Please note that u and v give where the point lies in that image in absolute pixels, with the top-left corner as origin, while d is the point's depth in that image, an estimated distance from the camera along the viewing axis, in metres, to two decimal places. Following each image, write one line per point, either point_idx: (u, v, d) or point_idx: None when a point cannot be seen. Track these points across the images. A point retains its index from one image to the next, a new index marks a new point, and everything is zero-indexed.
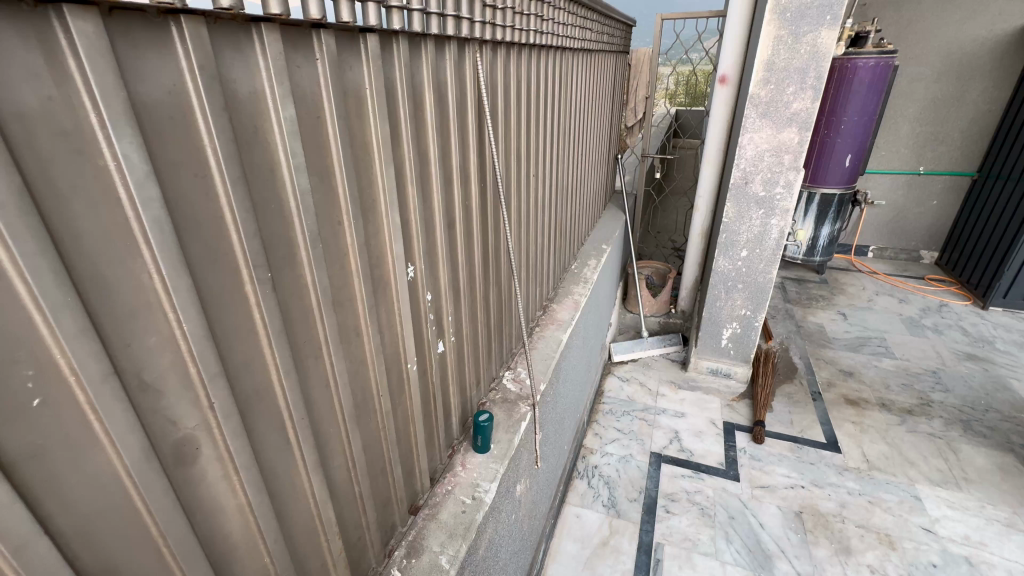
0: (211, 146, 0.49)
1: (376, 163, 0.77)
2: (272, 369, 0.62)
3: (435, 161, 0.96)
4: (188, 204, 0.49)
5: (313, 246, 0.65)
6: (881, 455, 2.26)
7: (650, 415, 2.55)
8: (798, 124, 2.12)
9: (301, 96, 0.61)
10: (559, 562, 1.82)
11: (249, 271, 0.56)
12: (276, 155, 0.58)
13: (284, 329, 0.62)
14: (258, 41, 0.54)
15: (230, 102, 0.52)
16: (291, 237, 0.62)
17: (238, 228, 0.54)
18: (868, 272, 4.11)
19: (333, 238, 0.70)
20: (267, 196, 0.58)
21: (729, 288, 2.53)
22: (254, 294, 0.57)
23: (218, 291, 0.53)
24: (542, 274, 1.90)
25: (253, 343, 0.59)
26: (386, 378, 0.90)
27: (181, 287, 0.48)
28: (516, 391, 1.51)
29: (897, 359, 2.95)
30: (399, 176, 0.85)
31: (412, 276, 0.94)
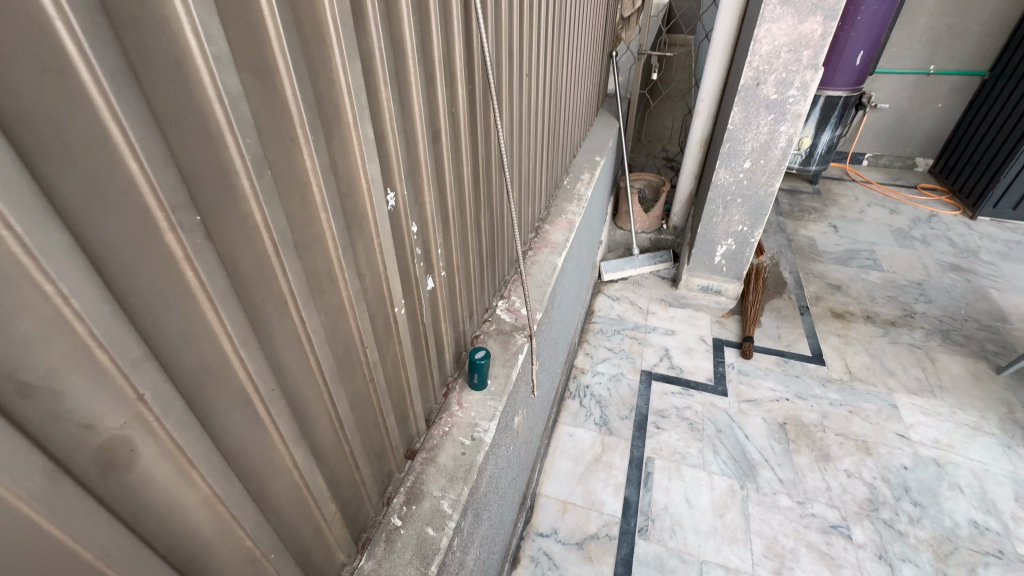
0: (62, 22, 0.31)
1: (337, 56, 0.57)
2: (224, 338, 0.48)
3: (414, 57, 0.75)
4: (41, 122, 0.32)
5: (257, 173, 0.48)
6: (862, 367, 2.32)
7: (641, 334, 2.54)
8: (823, 12, 1.86)
9: None
10: (554, 478, 1.87)
11: (166, 213, 0.40)
12: (186, 41, 0.39)
13: (229, 289, 0.48)
14: None
15: None
16: (224, 163, 0.45)
17: (138, 156, 0.37)
18: (862, 181, 4.00)
19: (286, 162, 0.53)
20: (177, 106, 0.40)
21: (728, 202, 2.39)
22: (181, 245, 0.42)
23: (123, 245, 0.38)
24: (534, 191, 1.72)
25: (191, 310, 0.44)
26: (370, 326, 0.77)
27: (52, 247, 0.33)
28: (511, 322, 1.41)
29: (884, 272, 2.94)
30: (369, 78, 0.66)
31: (394, 204, 0.77)
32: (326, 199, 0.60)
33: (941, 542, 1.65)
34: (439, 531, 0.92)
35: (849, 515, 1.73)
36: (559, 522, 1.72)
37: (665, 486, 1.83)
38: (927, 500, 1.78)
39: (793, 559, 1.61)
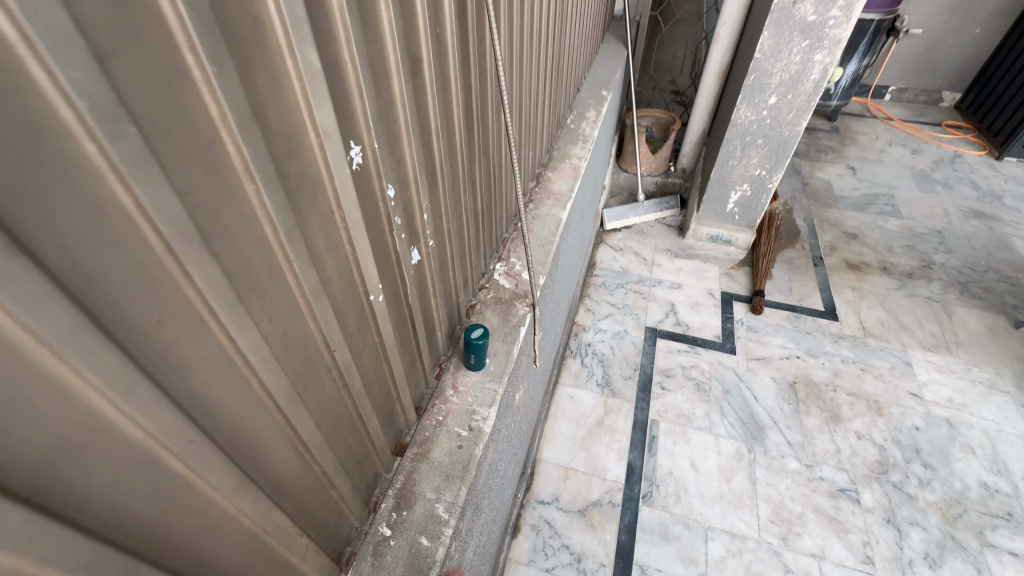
0: None
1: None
2: (92, 393, 0.32)
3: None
4: None
5: (111, 137, 0.30)
6: (876, 322, 2.21)
7: (645, 288, 2.39)
8: None
9: None
10: (554, 443, 1.79)
11: None
12: None
13: (86, 321, 0.31)
14: None
15: None
16: (38, 121, 0.26)
17: None
18: (883, 117, 3.71)
19: (174, 115, 0.34)
20: None
21: (747, 143, 2.16)
22: None
23: None
24: (535, 133, 1.49)
25: (17, 368, 0.28)
26: (338, 323, 0.60)
27: None
28: (511, 289, 1.24)
29: (903, 219, 2.77)
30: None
31: (360, 162, 0.58)
32: (252, 166, 0.41)
33: (949, 505, 1.62)
34: (435, 541, 0.80)
35: (858, 479, 1.68)
36: (560, 488, 1.66)
37: (670, 451, 1.76)
38: (938, 462, 1.73)
39: (800, 524, 1.57)
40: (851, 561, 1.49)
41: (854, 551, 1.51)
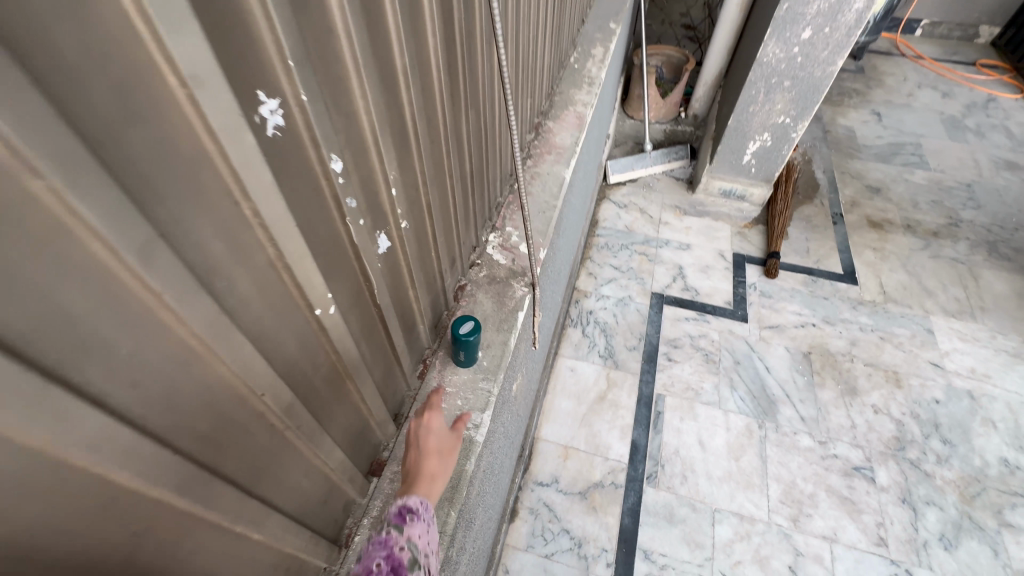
0: None
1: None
2: None
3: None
4: None
5: None
6: (898, 286, 2.06)
7: (651, 249, 2.21)
8: None
9: None
10: (554, 421, 1.67)
11: None
12: None
13: None
14: None
15: None
16: None
17: None
18: (913, 55, 3.38)
19: None
20: None
21: (772, 85, 1.91)
22: None
23: None
24: (534, 73, 1.25)
25: None
26: (265, 358, 0.43)
27: None
28: (507, 266, 1.06)
29: (930, 171, 2.56)
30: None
31: (281, 128, 0.39)
32: (27, 151, 0.23)
33: (967, 483, 1.54)
34: None
35: (873, 456, 1.60)
36: (560, 469, 1.57)
37: (677, 428, 1.66)
38: (957, 437, 1.64)
39: (811, 505, 1.50)
40: (864, 543, 1.43)
41: (867, 533, 1.45)
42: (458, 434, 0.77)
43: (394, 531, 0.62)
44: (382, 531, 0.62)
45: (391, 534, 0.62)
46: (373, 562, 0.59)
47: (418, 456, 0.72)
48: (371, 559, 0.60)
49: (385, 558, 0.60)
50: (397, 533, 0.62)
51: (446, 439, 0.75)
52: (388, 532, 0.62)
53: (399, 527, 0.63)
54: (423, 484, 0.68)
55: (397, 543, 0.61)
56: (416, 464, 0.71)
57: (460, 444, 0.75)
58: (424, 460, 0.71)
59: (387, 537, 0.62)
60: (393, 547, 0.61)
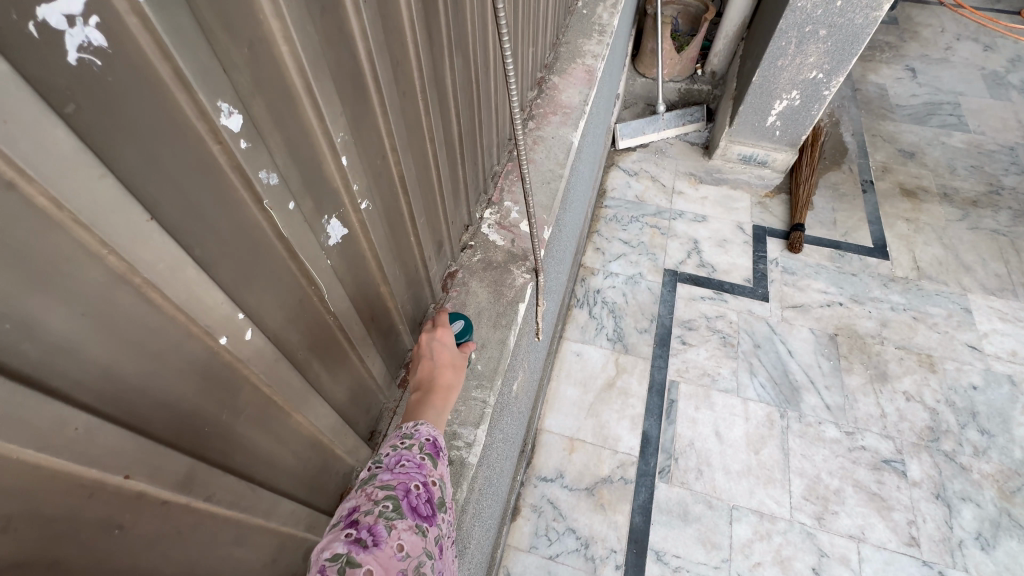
0: None
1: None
2: None
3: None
4: None
5: None
6: (932, 261, 1.90)
7: (664, 221, 2.04)
8: None
9: None
10: (558, 409, 1.55)
11: None
12: None
13: None
14: None
15: None
16: None
17: None
18: (952, 4, 3.08)
19: None
20: None
21: (805, 35, 1.69)
22: None
23: None
24: (536, 16, 1.05)
25: None
26: (118, 417, 0.29)
27: None
28: (505, 248, 0.90)
29: (970, 133, 2.34)
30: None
31: (102, 54, 0.23)
32: None
33: (1007, 477, 1.42)
34: None
35: (904, 448, 1.47)
36: (565, 464, 1.45)
37: (692, 417, 1.53)
38: (996, 427, 1.51)
39: (838, 502, 1.39)
40: (894, 543, 1.33)
41: (898, 532, 1.34)
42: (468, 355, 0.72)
43: (429, 461, 0.55)
44: (416, 453, 0.54)
45: (425, 463, 0.54)
46: (411, 482, 0.51)
47: (435, 366, 0.65)
48: (408, 477, 0.51)
49: (423, 485, 0.52)
50: (431, 465, 0.55)
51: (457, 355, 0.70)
52: (423, 459, 0.54)
53: (433, 459, 0.55)
54: (443, 395, 0.62)
55: (432, 474, 0.54)
56: (434, 373, 0.64)
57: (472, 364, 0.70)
58: (441, 370, 0.65)
59: (422, 463, 0.54)
60: (429, 479, 0.53)
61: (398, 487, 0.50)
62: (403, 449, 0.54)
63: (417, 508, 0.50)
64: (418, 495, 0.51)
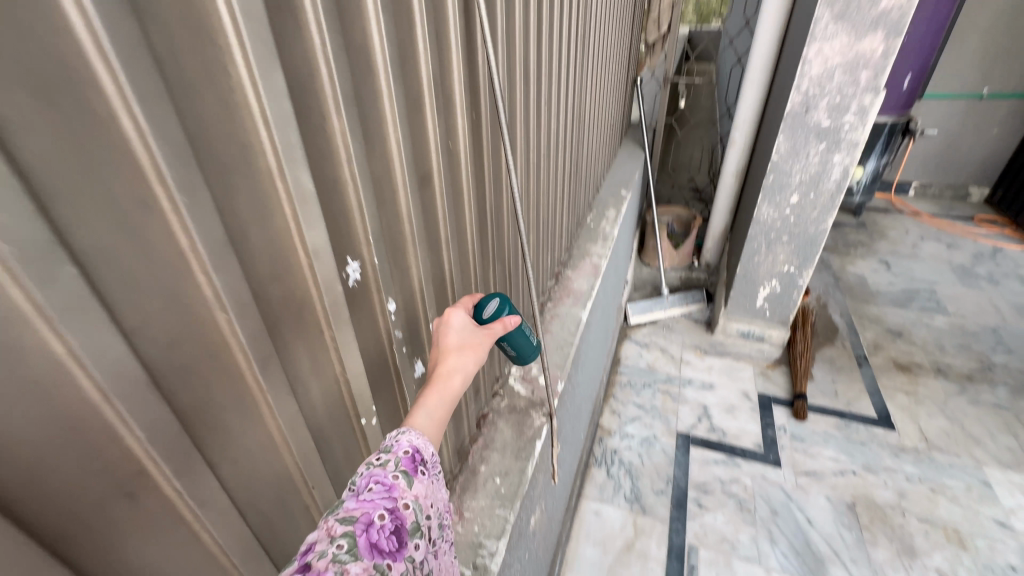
0: None
1: (221, 7, 0.32)
2: None
3: (384, 37, 0.50)
4: None
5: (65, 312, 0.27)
6: (940, 432, 1.98)
7: (675, 388, 2.25)
8: (886, 28, 1.62)
9: None
10: (578, 571, 1.57)
11: None
12: None
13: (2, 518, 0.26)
14: None
15: None
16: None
17: None
18: (910, 212, 3.67)
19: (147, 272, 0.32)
20: None
21: (772, 239, 2.12)
22: None
23: None
24: (553, 234, 1.50)
25: None
26: (317, 457, 0.53)
27: None
28: (527, 396, 1.16)
29: (950, 316, 2.61)
30: (298, 82, 0.41)
31: (358, 279, 0.54)
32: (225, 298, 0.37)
33: None
34: None
35: None
36: None
37: None
38: None
39: None
40: None
41: None
42: (488, 335, 0.69)
43: (402, 481, 0.48)
44: (389, 471, 0.48)
45: (397, 483, 0.48)
46: (375, 513, 0.44)
47: (437, 354, 0.64)
48: (373, 507, 0.45)
49: (390, 513, 0.46)
50: (405, 485, 0.49)
51: (470, 336, 0.67)
52: (396, 478, 0.48)
53: (409, 477, 0.49)
54: (438, 381, 0.61)
55: (403, 496, 0.47)
56: (434, 362, 0.63)
57: (486, 343, 0.67)
58: (444, 357, 0.64)
59: (394, 484, 0.48)
60: (399, 503, 0.47)
61: (359, 518, 0.43)
62: (374, 468, 0.48)
63: (378, 545, 0.43)
64: (381, 529, 0.44)
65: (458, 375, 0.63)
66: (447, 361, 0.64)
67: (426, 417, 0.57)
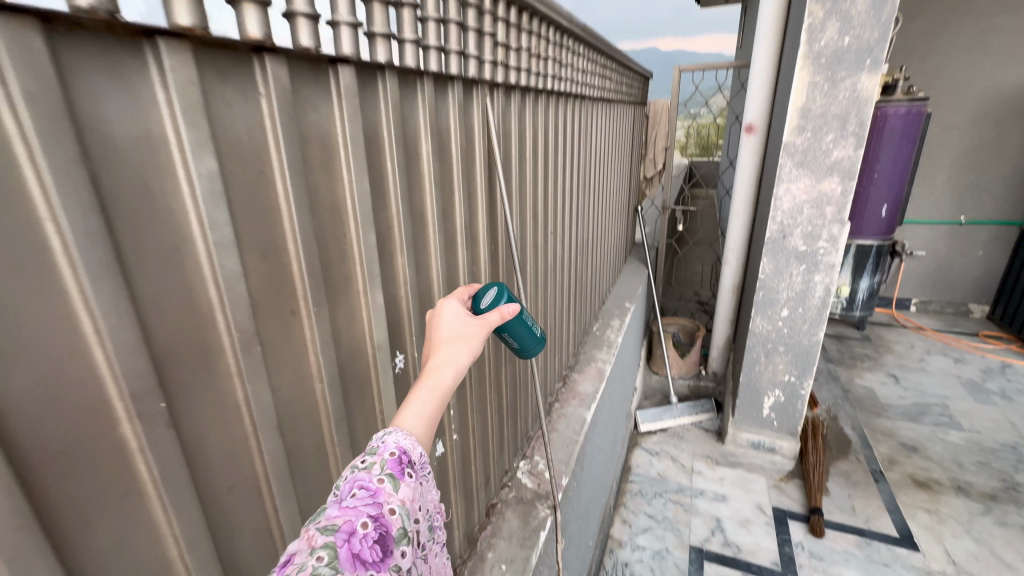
0: (74, 281, 0.32)
1: (349, 198, 0.57)
2: (175, 560, 0.42)
3: (433, 201, 0.75)
4: (31, 388, 0.32)
5: (250, 369, 0.46)
6: (968, 556, 1.90)
7: (686, 498, 2.23)
8: (840, 173, 1.93)
9: (235, 168, 0.43)
10: None
11: (138, 433, 0.37)
12: (198, 268, 0.41)
13: (197, 496, 0.43)
14: (170, 125, 0.37)
15: (109, 201, 0.34)
16: (220, 362, 0.44)
17: (122, 393, 0.36)
18: (914, 327, 3.78)
19: (286, 346, 0.51)
20: (179, 327, 0.40)
21: (770, 350, 2.26)
22: (146, 463, 0.38)
23: (83, 467, 0.35)
24: (560, 341, 1.68)
25: (146, 538, 0.40)
26: None
27: (8, 504, 0.30)
28: (533, 488, 1.26)
29: (965, 432, 2.59)
30: (381, 232, 0.64)
31: (403, 365, 0.73)
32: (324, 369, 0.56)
33: None
34: None
35: None
36: None
37: None
38: None
39: None
40: None
41: None
42: (483, 325, 0.66)
43: (387, 485, 0.47)
44: (374, 476, 0.47)
45: (382, 488, 0.47)
46: (357, 521, 0.43)
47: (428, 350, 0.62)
48: (355, 515, 0.44)
49: (374, 521, 0.44)
50: (391, 489, 0.47)
51: (463, 328, 0.64)
52: (381, 483, 0.47)
53: (395, 480, 0.48)
54: (427, 374, 0.58)
55: (388, 502, 0.46)
56: (424, 357, 0.61)
57: (479, 333, 0.64)
58: (434, 351, 0.61)
59: (379, 489, 0.46)
60: (384, 509, 0.46)
61: (341, 527, 0.42)
62: (359, 471, 0.47)
63: (360, 555, 0.42)
64: (364, 538, 0.43)
65: (448, 368, 0.59)
66: (438, 355, 0.61)
67: (414, 416, 0.54)
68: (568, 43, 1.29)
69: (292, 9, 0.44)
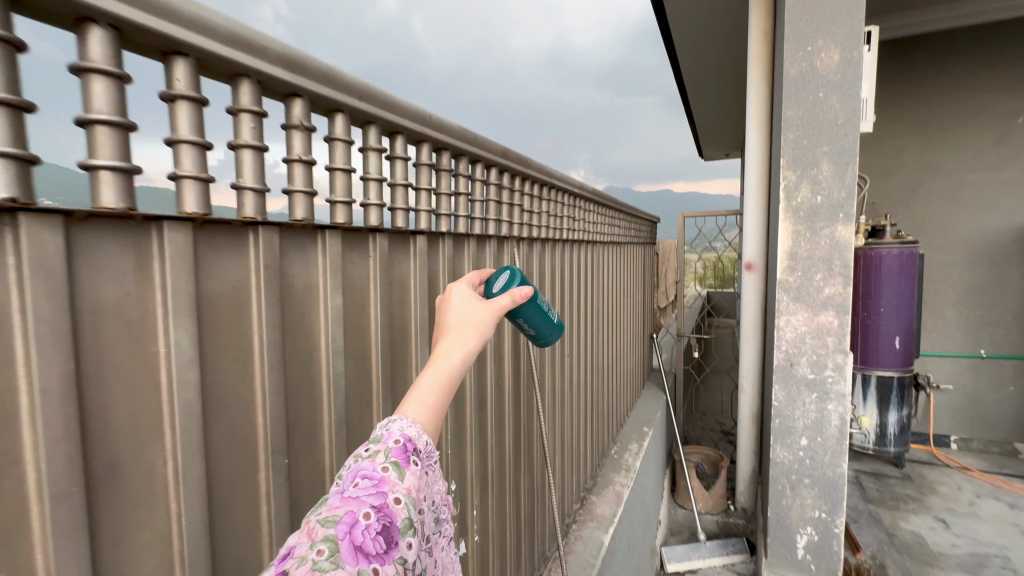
0: (257, 368, 0.53)
1: (413, 320, 0.79)
2: None
3: None
4: (222, 434, 0.50)
5: (338, 442, 0.63)
6: None
7: None
8: (834, 307, 2.10)
9: (348, 300, 0.66)
10: None
11: (267, 477, 0.54)
12: (319, 365, 0.61)
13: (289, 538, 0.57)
14: (320, 276, 0.61)
15: (284, 320, 0.56)
16: (319, 434, 0.62)
17: (266, 446, 0.54)
18: (958, 466, 3.57)
19: (361, 429, 0.68)
20: (302, 405, 0.59)
21: (795, 481, 2.22)
22: (268, 501, 0.54)
23: (234, 497, 0.51)
24: (578, 460, 1.76)
25: (253, 565, 0.53)
26: None
27: (197, 512, 0.46)
28: None
29: None
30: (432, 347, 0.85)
31: None
32: None
33: None
34: None
35: None
36: None
37: None
38: None
39: None
40: None
41: None
42: (493, 309, 0.67)
43: (391, 473, 0.51)
44: (378, 465, 0.51)
45: (387, 476, 0.51)
46: (359, 513, 0.47)
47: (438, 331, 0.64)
48: (357, 506, 0.47)
49: (376, 512, 0.48)
50: (395, 478, 0.51)
51: (473, 310, 0.66)
52: (385, 471, 0.51)
53: (399, 469, 0.51)
54: (434, 360, 0.60)
55: (392, 491, 0.50)
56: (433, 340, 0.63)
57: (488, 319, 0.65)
58: (443, 334, 0.63)
59: (383, 478, 0.50)
60: (387, 499, 0.49)
61: (343, 519, 0.46)
62: (363, 460, 0.51)
63: (362, 546, 0.46)
64: (367, 530, 0.46)
65: (456, 352, 0.61)
66: (447, 338, 0.63)
67: (419, 402, 0.57)
68: (578, 205, 1.63)
69: (395, 206, 0.71)
